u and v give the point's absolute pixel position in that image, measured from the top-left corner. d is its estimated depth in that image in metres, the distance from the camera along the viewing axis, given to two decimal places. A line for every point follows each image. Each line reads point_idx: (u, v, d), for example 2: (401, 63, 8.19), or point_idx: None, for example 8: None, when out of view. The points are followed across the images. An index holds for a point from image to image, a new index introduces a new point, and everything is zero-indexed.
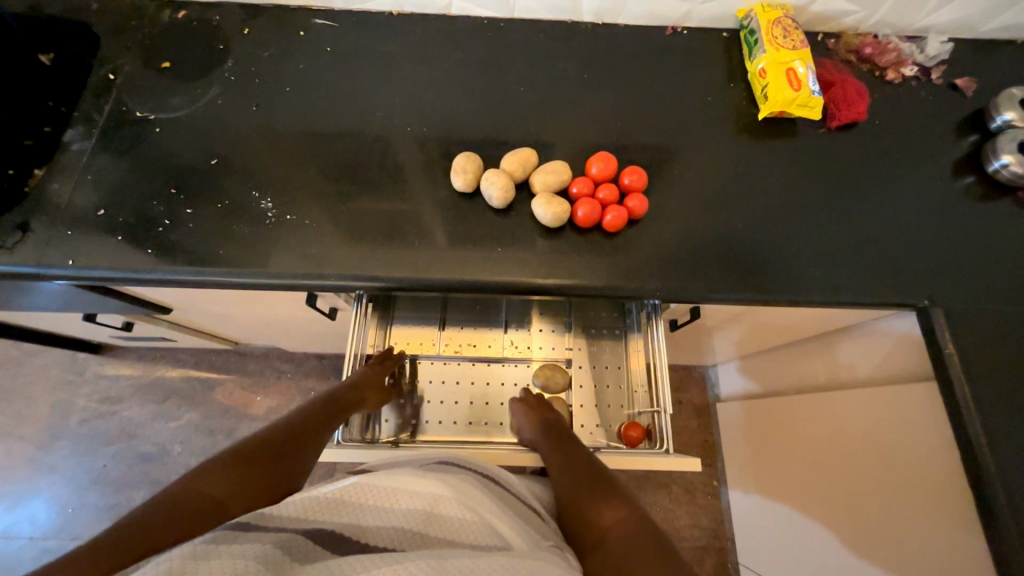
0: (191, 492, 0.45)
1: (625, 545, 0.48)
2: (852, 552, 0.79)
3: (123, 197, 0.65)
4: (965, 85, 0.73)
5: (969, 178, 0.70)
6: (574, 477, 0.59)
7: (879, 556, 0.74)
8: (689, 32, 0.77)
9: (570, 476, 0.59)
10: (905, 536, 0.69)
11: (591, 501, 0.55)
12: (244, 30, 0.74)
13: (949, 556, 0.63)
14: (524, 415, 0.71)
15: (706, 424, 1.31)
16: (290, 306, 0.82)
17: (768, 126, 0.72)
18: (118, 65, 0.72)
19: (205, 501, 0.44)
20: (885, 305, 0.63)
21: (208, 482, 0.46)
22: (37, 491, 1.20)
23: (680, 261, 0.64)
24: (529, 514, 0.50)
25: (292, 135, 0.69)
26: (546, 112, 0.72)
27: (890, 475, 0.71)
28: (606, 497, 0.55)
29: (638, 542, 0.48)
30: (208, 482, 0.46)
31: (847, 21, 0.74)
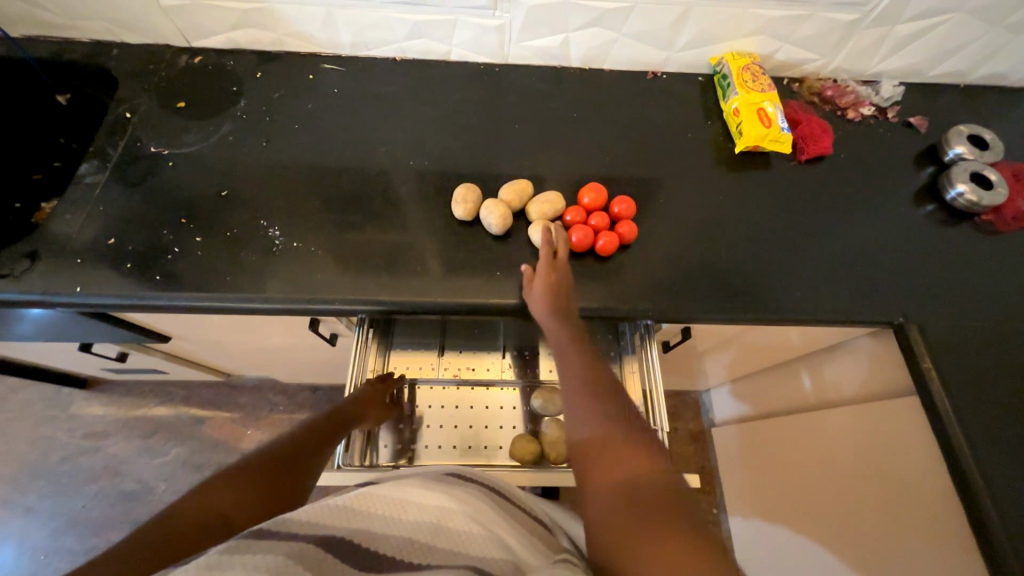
0: (197, 505, 0.45)
1: (637, 501, 0.44)
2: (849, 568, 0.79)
3: (134, 226, 0.67)
4: (918, 122, 0.81)
5: (930, 205, 0.75)
6: (591, 410, 0.52)
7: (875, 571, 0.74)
8: (667, 77, 0.84)
9: (587, 407, 0.53)
10: (900, 549, 0.69)
11: (605, 440, 0.49)
12: (257, 73, 0.79)
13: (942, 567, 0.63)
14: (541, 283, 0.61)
15: (702, 450, 1.32)
16: (290, 333, 0.83)
17: (744, 159, 0.77)
18: (135, 104, 0.76)
19: (212, 514, 0.44)
20: (864, 322, 0.67)
21: (215, 495, 0.46)
22: (7, 535, 1.14)
23: (670, 282, 0.68)
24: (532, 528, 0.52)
25: (299, 168, 0.73)
26: (540, 147, 0.78)
27: (881, 490, 0.73)
28: (625, 437, 0.49)
29: (651, 497, 0.44)
30: (217, 495, 0.46)
31: (809, 67, 0.82)
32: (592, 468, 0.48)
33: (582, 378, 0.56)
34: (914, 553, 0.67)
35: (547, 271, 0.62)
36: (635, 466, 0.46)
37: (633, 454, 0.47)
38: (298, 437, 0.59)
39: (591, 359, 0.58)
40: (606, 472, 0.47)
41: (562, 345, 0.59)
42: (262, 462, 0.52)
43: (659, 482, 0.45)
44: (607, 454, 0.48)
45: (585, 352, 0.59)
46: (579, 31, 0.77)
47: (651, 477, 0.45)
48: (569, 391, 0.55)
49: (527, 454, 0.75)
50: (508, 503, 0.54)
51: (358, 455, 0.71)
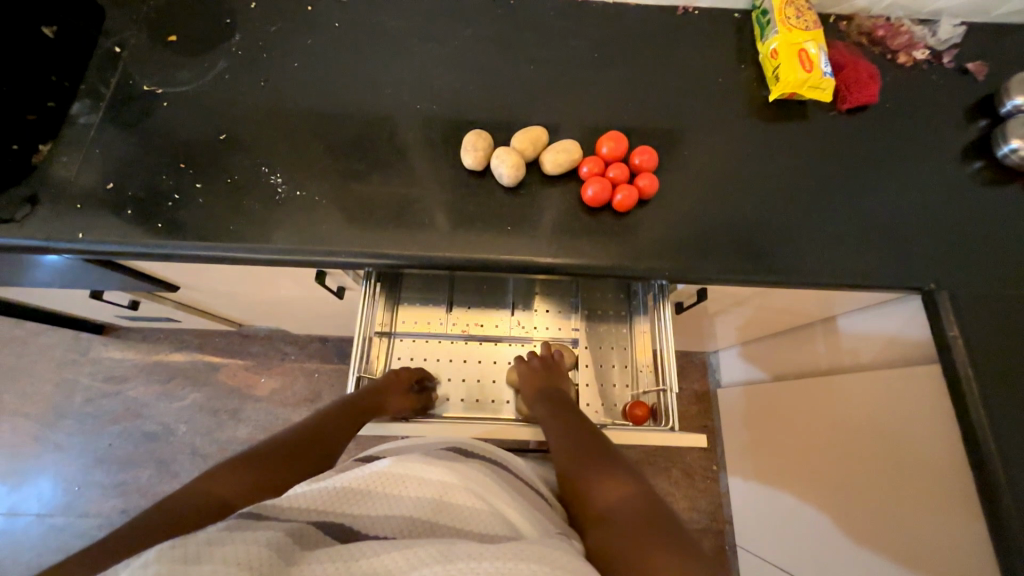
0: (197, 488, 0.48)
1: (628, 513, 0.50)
2: (848, 524, 0.81)
3: (132, 171, 0.64)
4: (976, 69, 0.73)
5: (978, 163, 0.70)
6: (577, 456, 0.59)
7: (875, 529, 0.76)
8: (700, 13, 0.76)
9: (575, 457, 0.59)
10: (902, 509, 0.71)
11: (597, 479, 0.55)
12: (252, 4, 0.73)
13: (949, 529, 0.64)
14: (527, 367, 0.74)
15: (706, 410, 1.33)
16: (299, 286, 0.82)
17: (778, 108, 0.71)
18: (124, 39, 0.71)
19: (210, 499, 0.48)
20: (892, 288, 0.64)
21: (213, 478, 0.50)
22: (42, 468, 1.21)
23: (689, 241, 0.64)
24: (536, 498, 0.53)
25: (299, 112, 0.69)
26: (556, 92, 0.72)
27: (886, 459, 0.73)
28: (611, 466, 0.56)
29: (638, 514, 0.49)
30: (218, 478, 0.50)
31: (860, 2, 0.74)
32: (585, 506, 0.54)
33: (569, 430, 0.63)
34: (919, 514, 0.68)
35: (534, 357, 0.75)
36: (620, 495, 0.52)
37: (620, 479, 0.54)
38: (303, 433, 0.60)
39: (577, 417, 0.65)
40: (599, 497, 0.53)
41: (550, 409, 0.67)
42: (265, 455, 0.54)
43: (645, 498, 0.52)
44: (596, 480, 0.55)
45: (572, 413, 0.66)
46: None
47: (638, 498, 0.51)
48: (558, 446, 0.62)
49: None
50: (513, 476, 0.56)
51: None
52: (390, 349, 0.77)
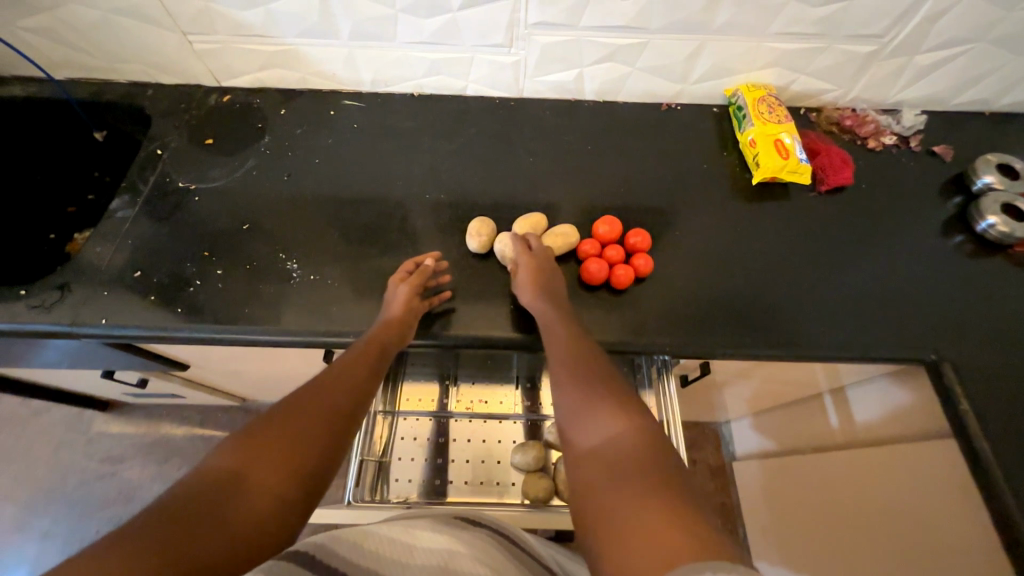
0: (212, 465, 0.41)
1: (614, 462, 0.42)
2: None
3: (160, 259, 0.69)
4: (943, 151, 0.79)
5: (959, 237, 0.73)
6: (571, 380, 0.51)
7: None
8: (682, 108, 0.85)
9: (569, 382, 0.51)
10: None
11: (590, 408, 0.48)
12: (281, 110, 0.82)
13: None
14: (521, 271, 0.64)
15: (723, 485, 1.26)
16: (305, 363, 0.84)
17: (761, 191, 0.76)
18: (166, 142, 0.79)
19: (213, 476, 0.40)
20: (895, 361, 0.64)
21: (235, 453, 0.42)
22: (23, 559, 1.15)
23: (688, 316, 0.66)
24: None
25: (318, 201, 0.75)
26: (554, 179, 0.78)
27: (924, 542, 0.68)
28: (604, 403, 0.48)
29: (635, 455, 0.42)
30: (240, 452, 0.42)
31: (826, 97, 0.82)
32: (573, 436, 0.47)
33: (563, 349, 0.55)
34: None
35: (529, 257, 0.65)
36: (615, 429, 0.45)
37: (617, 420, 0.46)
38: (326, 387, 0.50)
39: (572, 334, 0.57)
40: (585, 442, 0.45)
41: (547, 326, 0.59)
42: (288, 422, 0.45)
43: (639, 441, 0.44)
44: (583, 420, 0.47)
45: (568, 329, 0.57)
46: (592, 66, 0.78)
47: (626, 437, 0.44)
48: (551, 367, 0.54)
49: (540, 492, 0.73)
50: (521, 550, 0.52)
51: (368, 488, 0.70)
52: (394, 427, 0.76)
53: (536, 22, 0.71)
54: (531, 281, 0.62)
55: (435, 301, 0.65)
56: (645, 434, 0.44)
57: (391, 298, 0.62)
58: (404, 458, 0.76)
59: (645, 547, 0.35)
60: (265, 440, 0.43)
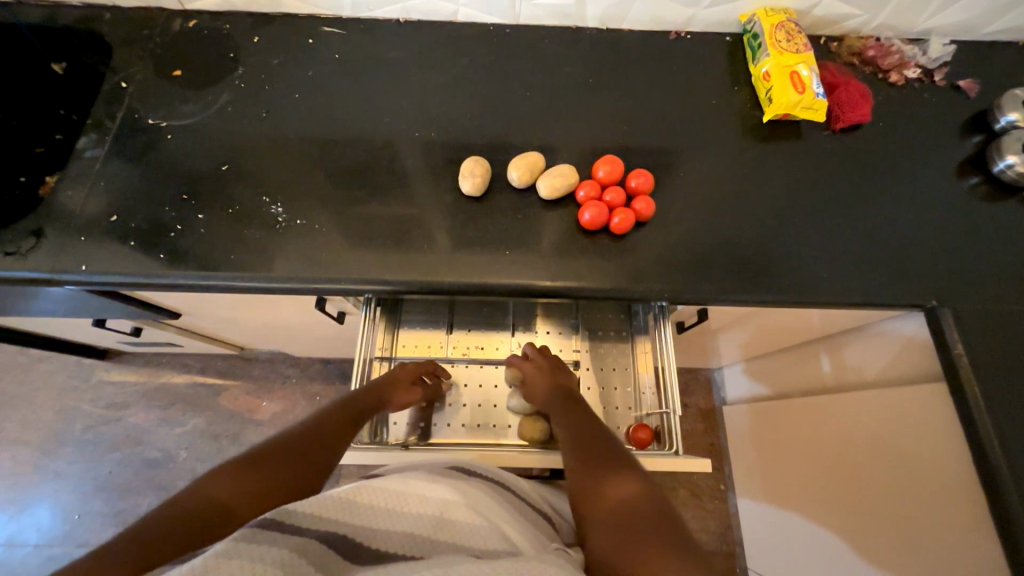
0: (195, 494, 0.46)
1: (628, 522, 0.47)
2: (851, 544, 0.82)
3: (136, 203, 0.66)
4: (968, 86, 0.74)
5: (974, 179, 0.70)
6: (585, 456, 0.58)
7: (879, 553, 0.76)
8: (691, 37, 0.78)
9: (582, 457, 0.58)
10: (902, 527, 0.72)
11: (602, 477, 0.54)
12: (254, 38, 0.75)
13: (946, 552, 0.65)
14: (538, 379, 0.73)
15: (711, 428, 1.31)
16: (299, 312, 0.83)
17: (772, 129, 0.72)
18: (131, 73, 0.73)
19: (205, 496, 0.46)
20: (894, 307, 0.63)
21: (221, 482, 0.47)
22: (43, 497, 1.21)
23: (688, 262, 0.64)
24: (538, 520, 0.53)
25: (301, 142, 0.70)
26: (552, 117, 0.73)
27: (908, 480, 0.71)
28: (614, 472, 0.54)
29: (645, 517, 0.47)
30: (223, 482, 0.47)
31: (849, 24, 0.75)
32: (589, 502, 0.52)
33: (577, 431, 0.62)
34: (919, 533, 0.69)
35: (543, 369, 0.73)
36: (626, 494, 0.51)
37: (624, 485, 0.52)
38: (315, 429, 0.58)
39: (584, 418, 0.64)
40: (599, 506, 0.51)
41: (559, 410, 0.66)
42: (264, 459, 0.51)
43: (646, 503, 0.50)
44: (595, 489, 0.53)
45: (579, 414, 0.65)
46: None
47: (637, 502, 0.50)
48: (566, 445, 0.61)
49: (536, 434, 0.74)
50: (513, 493, 0.55)
51: (368, 432, 0.72)
52: None
53: None
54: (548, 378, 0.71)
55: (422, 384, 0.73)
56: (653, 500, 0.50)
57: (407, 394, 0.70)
58: None
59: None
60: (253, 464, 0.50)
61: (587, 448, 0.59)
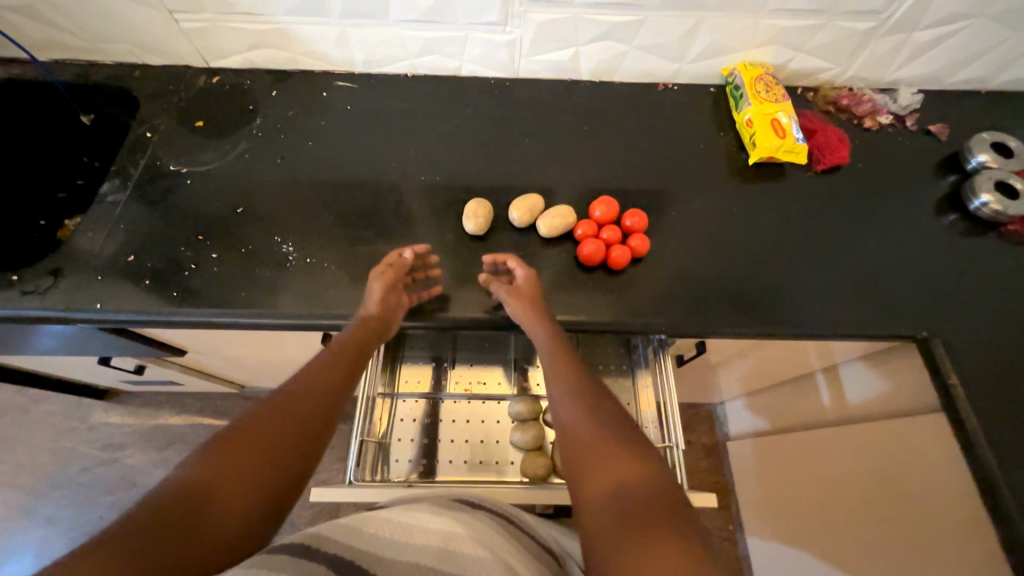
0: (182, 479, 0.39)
1: (632, 510, 0.39)
2: None
3: (153, 244, 0.68)
4: (939, 130, 0.79)
5: (953, 216, 0.73)
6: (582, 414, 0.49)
7: None
8: (678, 88, 0.84)
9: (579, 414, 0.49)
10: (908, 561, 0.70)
11: (603, 448, 0.45)
12: (272, 92, 0.81)
13: None
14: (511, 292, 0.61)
15: (717, 465, 1.29)
16: (303, 347, 0.84)
17: (758, 171, 0.76)
18: (155, 124, 0.78)
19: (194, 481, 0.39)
20: (888, 339, 0.65)
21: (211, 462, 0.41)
22: (28, 545, 1.16)
23: (683, 296, 0.67)
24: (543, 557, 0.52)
25: (312, 184, 0.74)
26: (550, 161, 0.78)
27: (919, 516, 0.69)
28: (614, 441, 0.46)
29: (654, 508, 0.39)
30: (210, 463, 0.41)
31: (823, 76, 0.81)
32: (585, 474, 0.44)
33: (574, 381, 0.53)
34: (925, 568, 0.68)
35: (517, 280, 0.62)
36: (629, 473, 0.43)
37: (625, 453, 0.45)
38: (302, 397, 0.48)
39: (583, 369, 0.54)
40: (596, 484, 0.43)
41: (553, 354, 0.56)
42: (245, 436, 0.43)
43: (657, 487, 0.41)
44: (593, 461, 0.44)
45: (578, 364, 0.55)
46: (588, 44, 0.77)
47: (643, 483, 0.42)
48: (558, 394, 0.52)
49: (540, 471, 0.73)
50: (518, 530, 0.54)
51: (369, 469, 0.71)
52: (393, 409, 0.77)
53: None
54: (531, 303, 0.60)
55: (423, 296, 0.65)
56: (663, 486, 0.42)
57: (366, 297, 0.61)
58: (404, 439, 0.77)
59: None
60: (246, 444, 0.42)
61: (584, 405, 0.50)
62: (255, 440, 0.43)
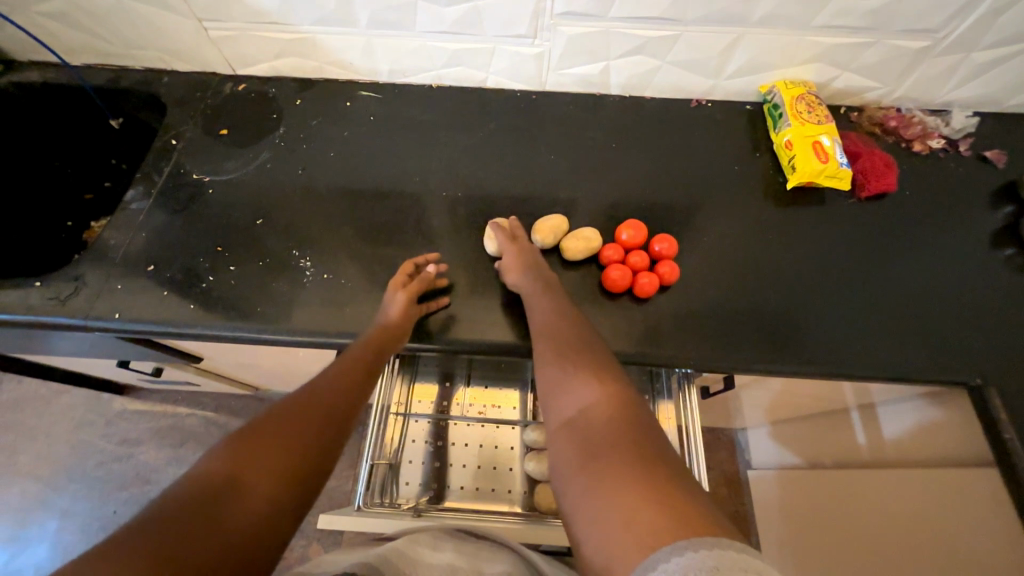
0: (198, 479, 0.37)
1: (591, 429, 0.43)
2: None
3: (174, 253, 0.68)
4: (995, 157, 0.74)
5: (1010, 250, 0.68)
6: (552, 349, 0.52)
7: None
8: (713, 105, 0.80)
9: (548, 350, 0.52)
10: None
11: (569, 377, 0.48)
12: (297, 100, 0.80)
13: None
14: (507, 252, 0.63)
15: (736, 493, 1.24)
16: (318, 360, 0.83)
17: (796, 195, 0.72)
18: (181, 131, 0.78)
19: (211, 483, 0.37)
20: (936, 383, 0.60)
21: (226, 461, 0.38)
22: (45, 536, 1.18)
23: (712, 328, 0.63)
24: None
25: (332, 196, 0.73)
26: (575, 178, 0.75)
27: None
28: (581, 370, 0.48)
29: (610, 426, 0.42)
30: (228, 461, 0.38)
31: (870, 96, 0.77)
32: (555, 405, 0.48)
33: (547, 319, 0.55)
34: None
35: (510, 245, 0.64)
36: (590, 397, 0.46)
37: (591, 384, 0.47)
38: (317, 392, 0.48)
39: (559, 306, 0.57)
40: (562, 411, 0.46)
41: (531, 295, 0.59)
42: (265, 430, 0.41)
43: (616, 407, 0.44)
44: (560, 390, 0.48)
45: (555, 300, 0.57)
46: (620, 59, 0.74)
47: (604, 404, 0.44)
48: (535, 333, 0.55)
49: (553, 503, 0.72)
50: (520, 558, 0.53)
51: (377, 492, 0.70)
52: (404, 429, 0.75)
53: (563, 11, 0.67)
54: (515, 257, 0.62)
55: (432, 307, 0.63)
56: (622, 406, 0.44)
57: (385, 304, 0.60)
58: (413, 461, 0.75)
59: (614, 511, 0.36)
60: (264, 439, 0.41)
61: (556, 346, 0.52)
62: (275, 431, 0.42)
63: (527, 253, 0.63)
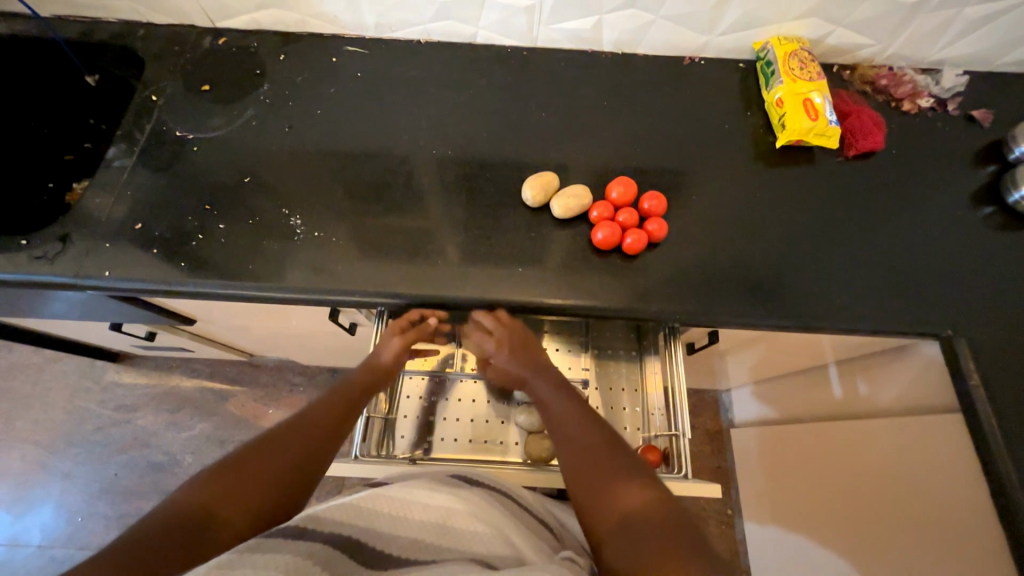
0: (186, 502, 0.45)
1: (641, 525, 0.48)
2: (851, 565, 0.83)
3: (161, 212, 0.67)
4: (982, 116, 0.74)
5: (989, 209, 0.70)
6: (589, 457, 0.57)
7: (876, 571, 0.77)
8: (705, 62, 0.79)
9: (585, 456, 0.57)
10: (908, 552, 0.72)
11: (611, 482, 0.54)
12: (280, 55, 0.78)
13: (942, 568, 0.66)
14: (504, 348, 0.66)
15: (718, 450, 1.29)
16: (311, 321, 0.84)
17: (785, 154, 0.73)
18: (161, 87, 0.76)
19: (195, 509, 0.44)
20: (909, 335, 0.63)
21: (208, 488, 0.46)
22: (48, 497, 1.21)
23: (699, 284, 0.65)
24: (535, 526, 0.53)
25: (320, 154, 0.72)
26: (566, 137, 0.74)
27: (931, 518, 0.68)
28: (618, 476, 0.54)
29: (655, 525, 0.48)
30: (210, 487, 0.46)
31: (863, 53, 0.76)
32: (601, 507, 0.52)
33: (576, 422, 0.61)
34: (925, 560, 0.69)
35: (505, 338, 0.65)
36: (634, 498, 0.51)
37: (632, 489, 0.52)
38: (300, 429, 0.55)
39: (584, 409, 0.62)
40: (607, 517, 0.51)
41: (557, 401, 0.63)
42: (246, 464, 0.49)
43: (657, 508, 0.50)
44: (602, 496, 0.53)
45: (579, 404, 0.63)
46: (612, 13, 0.73)
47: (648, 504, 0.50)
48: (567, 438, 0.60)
49: (544, 453, 0.74)
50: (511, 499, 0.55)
51: (374, 444, 0.73)
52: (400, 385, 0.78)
53: None
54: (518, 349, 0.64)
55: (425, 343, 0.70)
56: (662, 505, 0.50)
57: (381, 347, 0.66)
58: (408, 416, 0.78)
59: None
60: (244, 471, 0.48)
61: (588, 452, 0.57)
62: (252, 464, 0.49)
63: (525, 341, 0.66)
